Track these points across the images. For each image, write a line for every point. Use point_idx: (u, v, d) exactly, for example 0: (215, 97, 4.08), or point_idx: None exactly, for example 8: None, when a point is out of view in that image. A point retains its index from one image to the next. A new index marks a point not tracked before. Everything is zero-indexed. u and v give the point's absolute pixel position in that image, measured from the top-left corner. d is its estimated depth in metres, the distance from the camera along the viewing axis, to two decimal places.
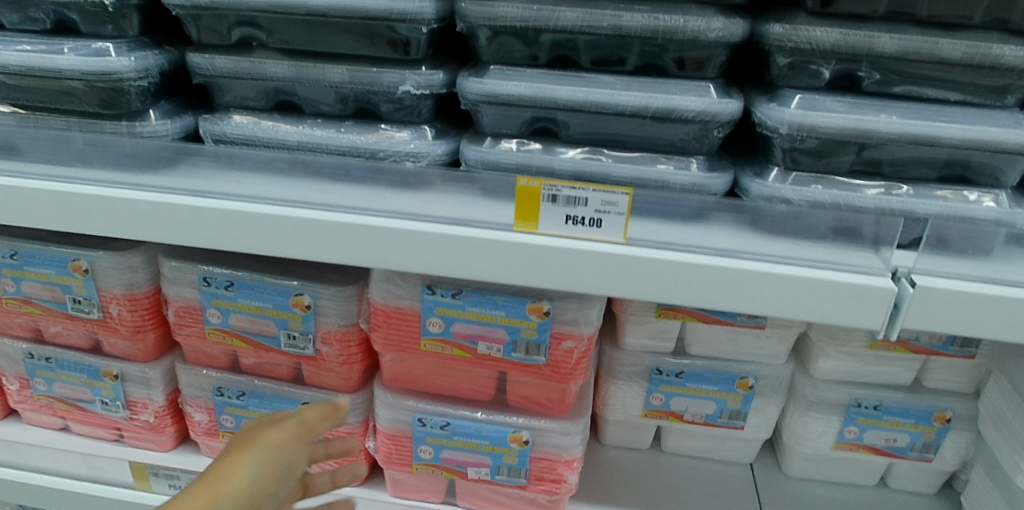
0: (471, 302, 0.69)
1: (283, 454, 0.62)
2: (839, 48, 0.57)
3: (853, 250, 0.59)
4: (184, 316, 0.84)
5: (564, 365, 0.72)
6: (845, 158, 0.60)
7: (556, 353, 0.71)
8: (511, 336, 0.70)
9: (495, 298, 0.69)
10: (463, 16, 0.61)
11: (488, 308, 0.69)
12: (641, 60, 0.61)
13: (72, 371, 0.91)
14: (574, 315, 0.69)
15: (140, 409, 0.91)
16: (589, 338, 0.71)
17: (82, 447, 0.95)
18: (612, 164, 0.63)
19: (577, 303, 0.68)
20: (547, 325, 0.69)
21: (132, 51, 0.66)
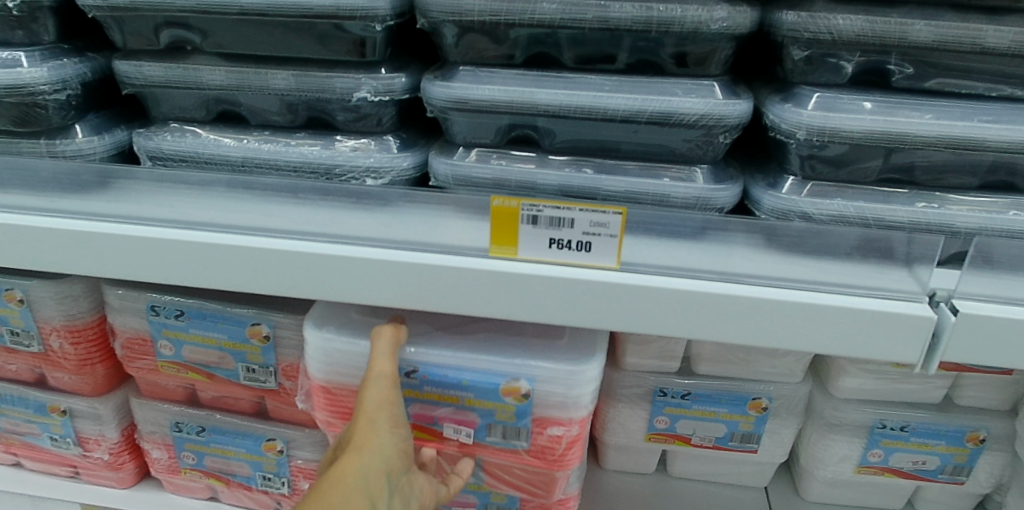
0: (430, 382, 0.60)
1: (393, 398, 0.55)
2: (864, 38, 0.48)
3: (887, 270, 0.51)
4: (133, 348, 0.76)
5: (550, 452, 0.61)
6: (871, 164, 0.51)
7: (541, 438, 0.61)
8: (484, 420, 0.60)
9: (461, 378, 0.59)
10: (424, 10, 0.53)
11: (453, 390, 0.59)
12: (633, 57, 0.53)
13: (17, 406, 0.83)
14: (562, 398, 0.59)
15: (93, 446, 0.84)
16: (579, 423, 0.60)
17: (34, 487, 0.87)
18: (603, 176, 0.55)
19: (567, 384, 0.59)
20: (527, 409, 0.59)
21: (46, 60, 0.58)
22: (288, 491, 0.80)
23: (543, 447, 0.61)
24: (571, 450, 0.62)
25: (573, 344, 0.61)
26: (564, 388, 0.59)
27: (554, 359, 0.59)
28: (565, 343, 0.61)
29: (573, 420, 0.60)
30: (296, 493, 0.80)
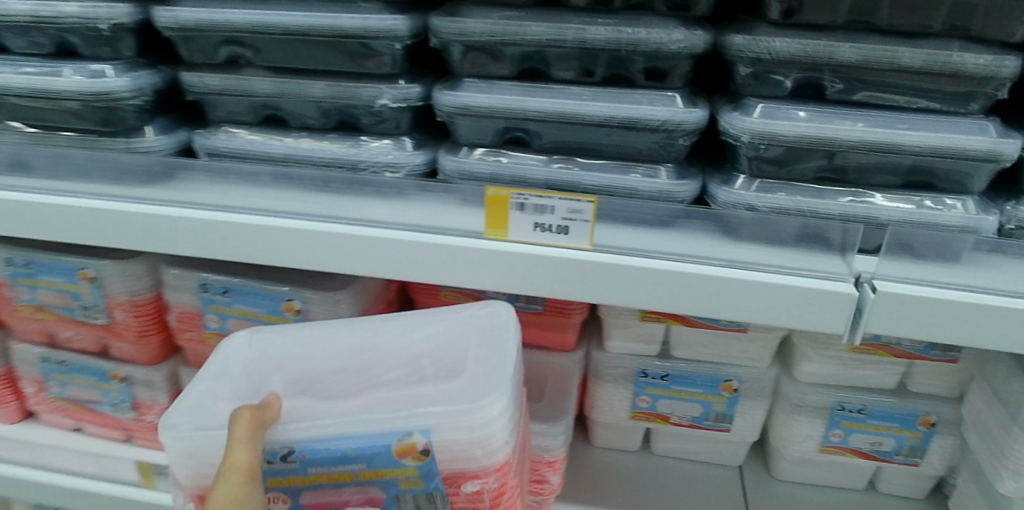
0: (312, 463, 0.52)
1: (248, 496, 0.49)
2: (799, 58, 0.57)
3: (816, 254, 0.61)
4: (183, 321, 0.88)
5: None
6: (807, 165, 0.60)
7: (459, 499, 0.54)
8: (388, 494, 0.53)
9: (346, 448, 0.51)
10: (435, 32, 0.63)
11: (341, 466, 0.51)
12: (608, 71, 0.63)
13: (83, 374, 0.95)
14: (466, 447, 0.52)
15: (147, 410, 0.95)
16: (496, 471, 0.54)
17: (93, 447, 0.98)
18: (583, 171, 0.65)
19: (469, 428, 0.51)
20: (431, 467, 0.51)
21: (128, 72, 0.70)
22: None
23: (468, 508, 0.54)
24: (500, 500, 0.55)
25: (468, 389, 0.54)
26: (465, 433, 0.51)
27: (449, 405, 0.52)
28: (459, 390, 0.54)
29: (486, 470, 0.53)
30: None
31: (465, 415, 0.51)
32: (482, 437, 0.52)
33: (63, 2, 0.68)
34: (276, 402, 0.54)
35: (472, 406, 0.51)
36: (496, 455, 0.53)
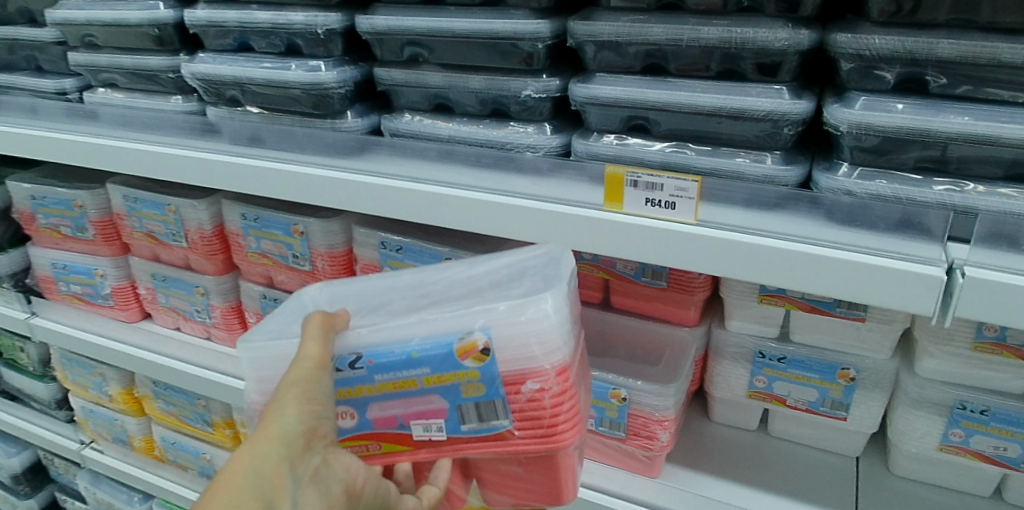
0: (378, 369, 0.63)
1: (318, 378, 0.61)
2: (898, 54, 0.62)
3: (909, 240, 0.63)
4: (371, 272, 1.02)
5: (539, 412, 0.64)
6: (906, 155, 0.65)
7: (521, 403, 0.63)
8: (451, 401, 0.63)
9: (409, 351, 0.62)
10: (572, 34, 0.75)
11: (406, 370, 0.63)
12: (721, 66, 0.70)
13: None
14: (521, 347, 0.62)
15: None
16: (555, 372, 0.63)
17: None
18: (695, 155, 0.73)
19: (524, 325, 0.61)
20: (490, 367, 0.62)
21: (336, 67, 0.86)
22: None
23: (533, 415, 0.64)
24: (559, 404, 0.64)
25: None
26: (521, 331, 0.61)
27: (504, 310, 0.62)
28: None
29: (547, 369, 0.63)
30: None
31: (516, 320, 0.61)
32: (538, 340, 0.62)
33: (293, 12, 0.84)
34: (343, 314, 0.67)
35: (527, 307, 0.62)
36: (555, 357, 0.63)
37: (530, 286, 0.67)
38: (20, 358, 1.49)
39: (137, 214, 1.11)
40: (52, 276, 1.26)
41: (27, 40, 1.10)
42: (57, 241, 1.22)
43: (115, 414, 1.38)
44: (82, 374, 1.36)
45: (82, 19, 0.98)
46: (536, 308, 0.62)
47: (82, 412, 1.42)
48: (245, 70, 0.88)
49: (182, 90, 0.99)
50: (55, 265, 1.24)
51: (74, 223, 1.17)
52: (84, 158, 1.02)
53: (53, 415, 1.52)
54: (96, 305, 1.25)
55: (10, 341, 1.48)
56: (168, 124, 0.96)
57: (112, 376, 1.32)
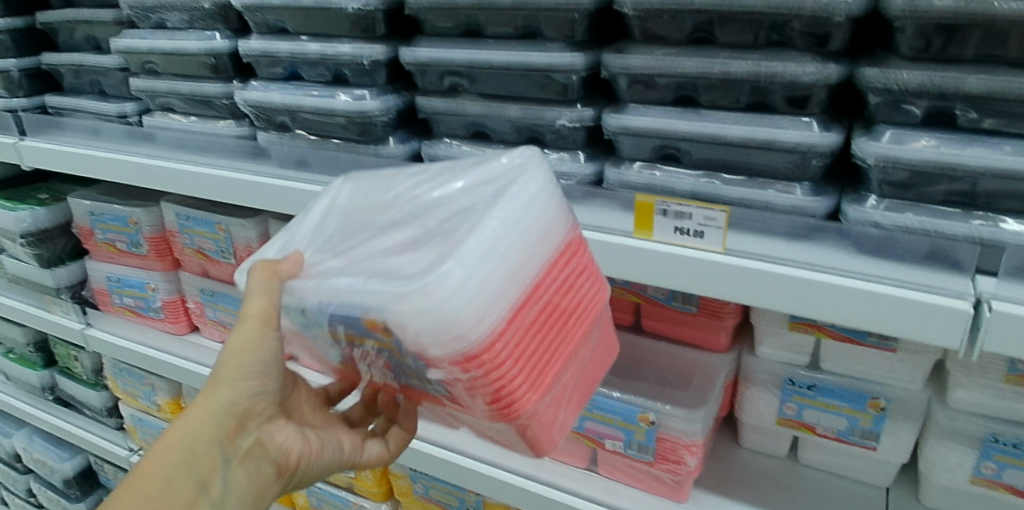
0: (320, 321, 0.63)
1: (257, 339, 0.70)
2: (926, 88, 0.63)
3: (936, 272, 0.65)
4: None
5: (461, 393, 0.59)
6: (934, 188, 0.66)
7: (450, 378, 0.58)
8: (389, 358, 0.62)
9: (332, 314, 0.60)
10: (606, 66, 0.77)
11: (336, 327, 0.61)
12: (751, 99, 0.72)
13: None
14: (414, 334, 0.55)
15: None
16: (448, 363, 0.56)
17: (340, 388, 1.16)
18: (724, 185, 0.74)
19: (417, 310, 0.54)
20: (396, 344, 0.57)
21: (380, 95, 0.90)
22: None
23: (455, 388, 0.59)
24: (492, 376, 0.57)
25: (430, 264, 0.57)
26: (413, 316, 0.54)
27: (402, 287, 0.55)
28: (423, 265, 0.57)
29: (445, 359, 0.56)
30: None
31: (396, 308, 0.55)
32: (416, 333, 0.55)
33: (340, 44, 0.88)
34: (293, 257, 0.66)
35: (410, 298, 0.54)
36: (459, 343, 0.55)
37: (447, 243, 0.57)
38: (75, 367, 1.56)
39: (188, 231, 1.16)
40: (107, 288, 1.32)
41: (92, 65, 1.15)
42: (113, 255, 1.29)
43: (162, 423, 1.43)
44: (132, 383, 1.42)
45: (145, 47, 1.03)
46: (427, 292, 0.54)
47: (131, 419, 1.49)
48: (295, 98, 0.92)
49: (235, 115, 1.04)
50: (110, 278, 1.30)
51: (129, 239, 1.24)
52: (140, 178, 1.07)
53: (105, 422, 1.59)
54: (148, 317, 1.32)
55: (65, 350, 1.55)
56: (222, 148, 1.01)
57: (160, 387, 1.38)
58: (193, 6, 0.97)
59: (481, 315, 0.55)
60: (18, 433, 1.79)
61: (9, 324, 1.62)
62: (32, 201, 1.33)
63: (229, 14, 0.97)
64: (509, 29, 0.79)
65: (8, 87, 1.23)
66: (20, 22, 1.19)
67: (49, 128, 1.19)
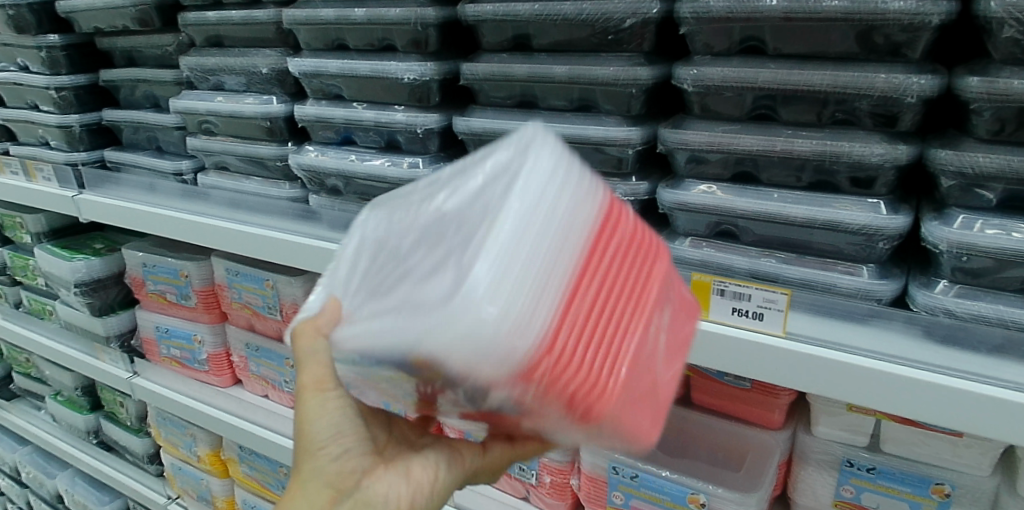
0: (371, 358, 0.55)
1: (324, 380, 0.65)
2: (1004, 173, 0.61)
3: (1012, 365, 0.61)
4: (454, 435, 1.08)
5: (567, 391, 0.48)
6: (1011, 276, 0.63)
7: (513, 407, 0.50)
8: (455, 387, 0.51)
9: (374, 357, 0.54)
10: (663, 140, 0.76)
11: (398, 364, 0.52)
12: (814, 178, 0.70)
13: None
14: (472, 350, 0.46)
15: (551, 473, 1.00)
16: (519, 379, 0.46)
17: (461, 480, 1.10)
18: (783, 264, 0.72)
19: (457, 332, 0.46)
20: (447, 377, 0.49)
21: (433, 164, 0.89)
22: (535, 482, 1.02)
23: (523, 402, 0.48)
24: (556, 395, 0.48)
25: (461, 307, 0.46)
26: (467, 334, 0.46)
27: (450, 286, 0.49)
28: (456, 306, 0.47)
29: (501, 378, 0.46)
30: (540, 485, 1.02)
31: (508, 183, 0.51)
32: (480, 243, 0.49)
33: (395, 111, 0.87)
34: (328, 312, 0.60)
35: (449, 320, 0.46)
36: (521, 343, 0.46)
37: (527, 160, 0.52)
38: (119, 413, 1.59)
39: (237, 286, 1.18)
40: (155, 338, 1.35)
41: (151, 124, 1.15)
42: (163, 306, 1.31)
43: (201, 473, 1.44)
44: (175, 432, 1.43)
45: (203, 109, 1.03)
46: (463, 303, 0.46)
47: (171, 468, 1.49)
48: (349, 164, 0.92)
49: (288, 176, 1.04)
50: (159, 328, 1.33)
51: (179, 291, 1.26)
52: (189, 234, 1.08)
53: (144, 468, 1.61)
54: (193, 368, 1.33)
55: (111, 396, 1.58)
56: (272, 209, 1.01)
57: (201, 438, 1.39)
58: (252, 71, 0.97)
59: (512, 310, 0.46)
60: (62, 475, 1.82)
61: (60, 368, 1.66)
62: (88, 250, 1.37)
63: (287, 78, 0.97)
64: (563, 101, 0.79)
65: (69, 141, 1.23)
66: (86, 80, 1.20)
67: (107, 183, 1.19)
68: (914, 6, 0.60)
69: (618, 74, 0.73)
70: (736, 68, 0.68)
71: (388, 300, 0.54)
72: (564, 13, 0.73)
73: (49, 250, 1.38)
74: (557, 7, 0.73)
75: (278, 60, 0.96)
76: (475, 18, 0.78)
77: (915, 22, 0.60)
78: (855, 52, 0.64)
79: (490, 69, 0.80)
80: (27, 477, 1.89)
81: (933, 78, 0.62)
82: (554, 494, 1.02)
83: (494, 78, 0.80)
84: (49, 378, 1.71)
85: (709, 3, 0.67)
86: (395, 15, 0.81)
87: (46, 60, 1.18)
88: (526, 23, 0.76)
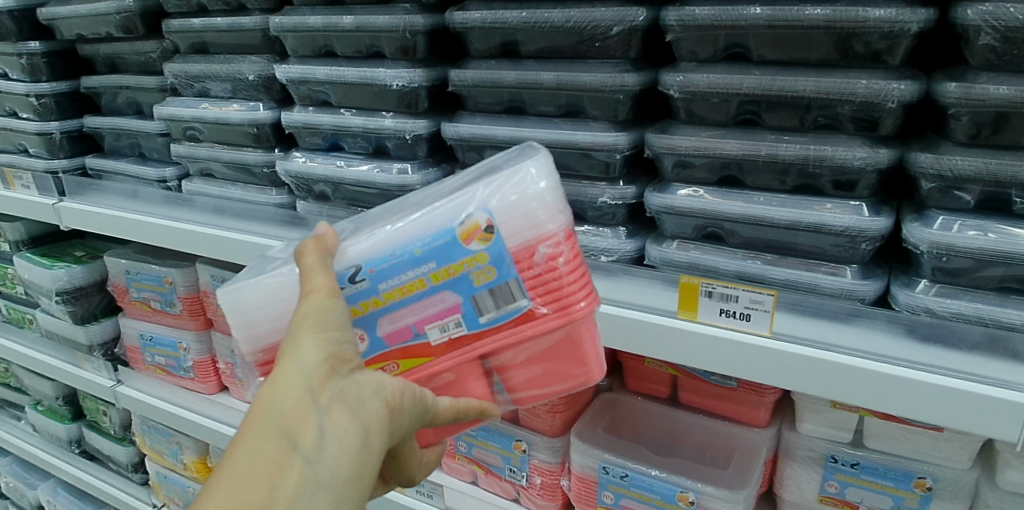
0: (381, 278, 0.58)
1: (329, 306, 0.55)
2: (982, 176, 0.63)
3: (991, 361, 0.63)
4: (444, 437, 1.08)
5: (559, 281, 0.58)
6: (989, 275, 0.65)
7: (536, 272, 0.57)
8: (464, 294, 0.57)
9: (409, 251, 0.57)
10: (650, 145, 0.77)
11: (411, 270, 0.57)
12: (798, 181, 0.71)
13: (489, 439, 1.03)
14: (531, 212, 0.56)
15: (542, 473, 1.01)
16: (565, 237, 0.57)
17: (451, 483, 1.10)
18: (769, 266, 0.73)
19: (518, 196, 0.56)
20: (499, 248, 0.56)
21: (422, 169, 0.89)
22: (526, 483, 1.03)
23: (549, 277, 0.57)
24: (575, 267, 0.59)
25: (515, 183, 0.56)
26: (525, 198, 0.56)
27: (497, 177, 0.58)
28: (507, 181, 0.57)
29: (556, 234, 0.57)
30: (530, 486, 1.03)
31: (487, 161, 0.66)
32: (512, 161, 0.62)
33: (383, 117, 0.87)
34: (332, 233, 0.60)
35: (510, 179, 0.56)
36: (560, 219, 0.57)
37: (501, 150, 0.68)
38: (102, 421, 1.57)
39: None
40: (139, 346, 1.34)
41: (134, 130, 1.14)
42: (147, 313, 1.29)
43: (186, 481, 1.42)
44: (160, 440, 1.42)
45: (187, 116, 1.02)
46: (519, 177, 0.56)
47: (157, 476, 1.47)
48: (336, 170, 0.92)
49: (274, 182, 1.04)
50: (143, 336, 1.32)
51: (163, 298, 1.25)
52: (173, 240, 1.07)
53: (129, 477, 1.59)
54: (178, 375, 1.32)
55: (94, 404, 1.56)
56: (258, 216, 1.01)
57: (187, 445, 1.38)
58: (238, 77, 0.97)
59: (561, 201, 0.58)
60: (43, 485, 1.79)
61: (40, 378, 1.63)
62: (69, 258, 1.36)
63: (273, 84, 0.97)
64: (551, 107, 0.80)
65: (50, 148, 1.22)
66: (67, 87, 1.19)
67: (89, 191, 1.18)
68: (893, 14, 0.61)
69: (606, 80, 0.74)
70: (722, 74, 0.70)
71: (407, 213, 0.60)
72: (552, 21, 0.74)
73: (28, 258, 1.36)
74: (545, 14, 0.74)
75: (264, 67, 0.95)
76: (463, 25, 0.79)
77: (895, 29, 0.62)
78: (837, 59, 0.65)
79: (478, 75, 0.80)
80: (8, 487, 1.86)
81: (913, 84, 0.64)
82: (545, 495, 1.02)
83: (483, 84, 0.81)
84: (29, 387, 1.69)
85: (695, 11, 0.68)
86: (383, 22, 0.81)
87: (26, 66, 1.16)
88: (514, 30, 0.77)
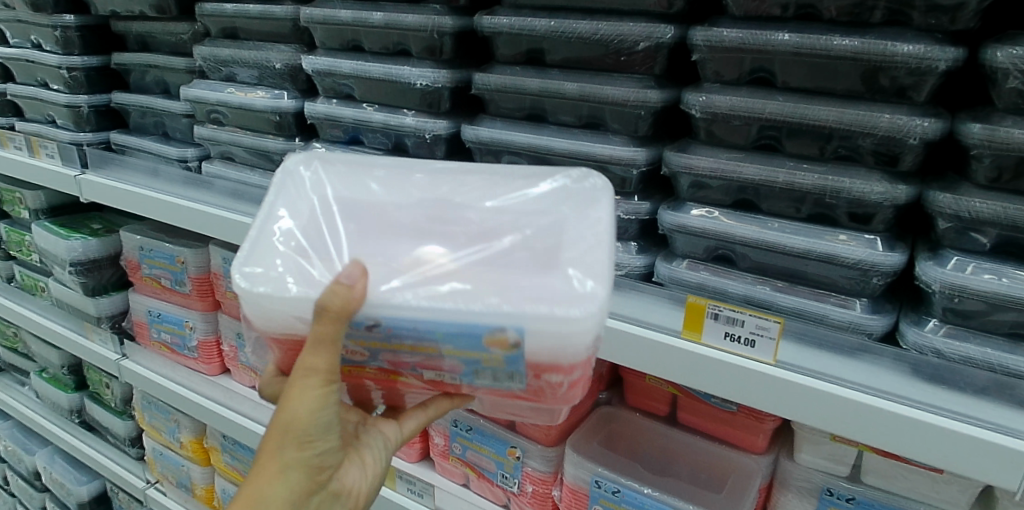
0: (398, 336, 0.57)
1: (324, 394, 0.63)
2: (999, 219, 0.62)
3: (996, 407, 0.62)
4: (441, 438, 1.09)
5: (556, 390, 0.59)
6: (1000, 319, 0.64)
7: (539, 380, 0.58)
8: (466, 367, 0.58)
9: (435, 331, 0.55)
10: (668, 162, 0.77)
11: (428, 342, 0.56)
12: (813, 211, 0.71)
13: (484, 443, 1.03)
14: (562, 346, 0.55)
15: (535, 482, 1.01)
16: (580, 367, 0.57)
17: (444, 484, 1.10)
18: (779, 293, 0.73)
19: (560, 329, 0.54)
20: (515, 358, 0.56)
21: None
22: (518, 490, 1.03)
23: (549, 389, 0.59)
24: (578, 381, 0.59)
25: (563, 303, 0.54)
26: (562, 335, 0.54)
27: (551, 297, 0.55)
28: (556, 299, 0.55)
29: (576, 365, 0.56)
30: (522, 493, 1.03)
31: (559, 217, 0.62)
32: (571, 258, 0.58)
33: (405, 115, 0.88)
34: (360, 277, 0.55)
35: (559, 311, 0.54)
36: (586, 354, 0.56)
37: (569, 198, 0.64)
38: (104, 394, 1.58)
39: (232, 276, 1.18)
40: (147, 322, 1.35)
41: (159, 109, 1.15)
42: (157, 290, 1.31)
43: (181, 460, 1.44)
44: (159, 417, 1.43)
45: (212, 99, 1.03)
46: (568, 306, 0.54)
47: (152, 452, 1.49)
48: None
49: None
50: (151, 312, 1.33)
51: (174, 277, 1.26)
52: (188, 219, 1.08)
53: (126, 451, 1.60)
54: (182, 354, 1.33)
55: (97, 376, 1.58)
56: None
57: (186, 424, 1.39)
58: (265, 65, 0.98)
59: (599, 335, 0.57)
60: (41, 452, 1.81)
61: (48, 346, 1.65)
62: (86, 231, 1.37)
63: (299, 75, 0.98)
64: (572, 117, 0.80)
65: (76, 120, 1.24)
66: (97, 62, 1.20)
67: (110, 165, 1.19)
68: (921, 50, 0.61)
69: (628, 95, 0.74)
70: (744, 98, 0.70)
71: (444, 267, 0.58)
72: (579, 32, 0.74)
73: (46, 227, 1.38)
74: (572, 25, 0.74)
75: (292, 56, 0.96)
76: (491, 30, 0.79)
77: (922, 66, 0.61)
78: (862, 91, 0.65)
79: (502, 81, 0.81)
80: (7, 451, 1.88)
81: (936, 122, 0.64)
82: (536, 503, 1.02)
83: (506, 90, 0.81)
84: (35, 354, 1.71)
85: (722, 33, 0.68)
86: (411, 21, 0.82)
87: (60, 39, 1.18)
88: (541, 38, 0.77)
